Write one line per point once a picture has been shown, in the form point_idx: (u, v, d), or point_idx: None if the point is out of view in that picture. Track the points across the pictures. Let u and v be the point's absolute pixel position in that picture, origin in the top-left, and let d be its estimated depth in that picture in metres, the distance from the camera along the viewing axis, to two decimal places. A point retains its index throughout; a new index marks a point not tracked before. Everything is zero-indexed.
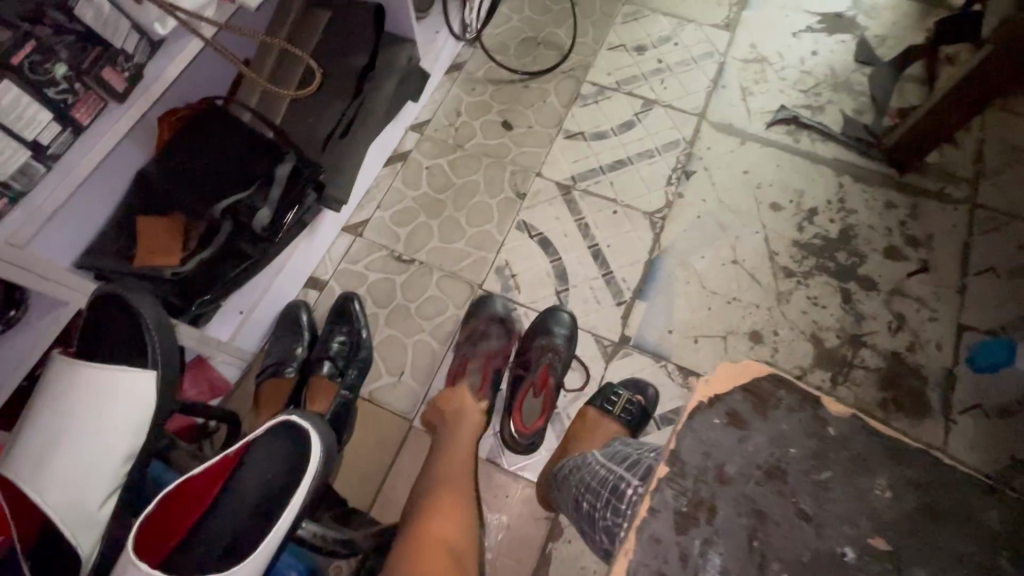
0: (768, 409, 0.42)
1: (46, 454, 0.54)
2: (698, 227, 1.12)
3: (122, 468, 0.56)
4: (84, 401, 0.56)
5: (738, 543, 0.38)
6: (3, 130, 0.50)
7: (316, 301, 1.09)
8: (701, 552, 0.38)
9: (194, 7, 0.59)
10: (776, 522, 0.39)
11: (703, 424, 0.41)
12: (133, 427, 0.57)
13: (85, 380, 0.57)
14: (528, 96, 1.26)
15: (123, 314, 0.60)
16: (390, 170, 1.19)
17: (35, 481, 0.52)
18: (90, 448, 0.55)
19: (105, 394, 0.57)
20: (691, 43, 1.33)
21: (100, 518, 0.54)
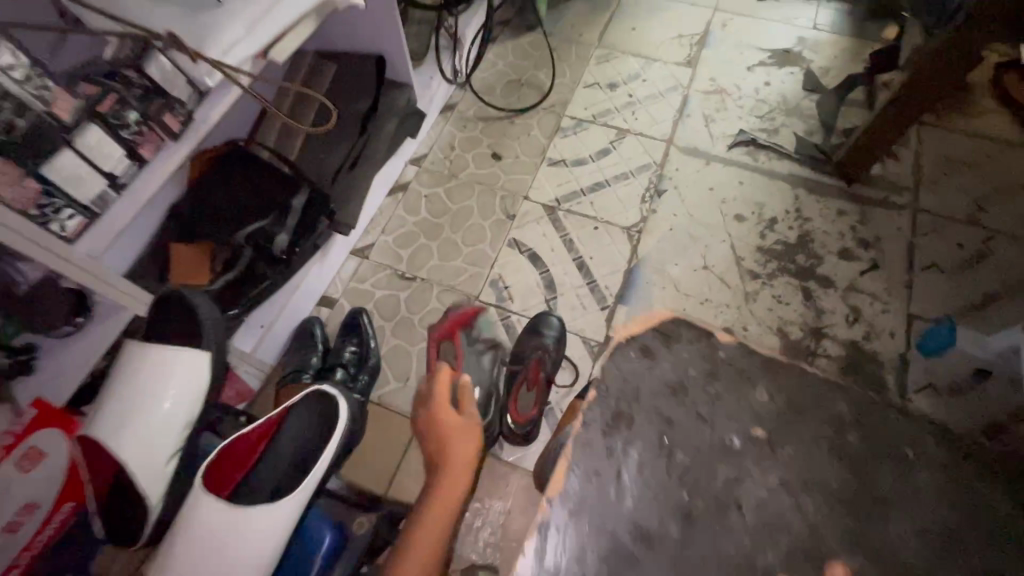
0: (671, 341, 0.52)
1: (122, 420, 0.61)
2: (670, 238, 1.25)
3: (181, 435, 0.64)
4: (154, 376, 0.63)
5: (649, 441, 0.47)
6: (88, 163, 0.62)
7: (328, 317, 1.20)
8: (623, 449, 0.47)
9: (237, 63, 0.71)
10: (680, 425, 0.48)
11: (621, 357, 0.52)
12: (190, 398, 0.65)
13: (148, 357, 0.64)
14: (514, 130, 1.41)
15: (173, 308, 0.67)
16: (392, 199, 1.33)
17: (112, 440, 0.60)
18: (154, 415, 0.62)
19: (166, 368, 0.63)
20: (658, 79, 1.49)
21: (163, 476, 0.61)
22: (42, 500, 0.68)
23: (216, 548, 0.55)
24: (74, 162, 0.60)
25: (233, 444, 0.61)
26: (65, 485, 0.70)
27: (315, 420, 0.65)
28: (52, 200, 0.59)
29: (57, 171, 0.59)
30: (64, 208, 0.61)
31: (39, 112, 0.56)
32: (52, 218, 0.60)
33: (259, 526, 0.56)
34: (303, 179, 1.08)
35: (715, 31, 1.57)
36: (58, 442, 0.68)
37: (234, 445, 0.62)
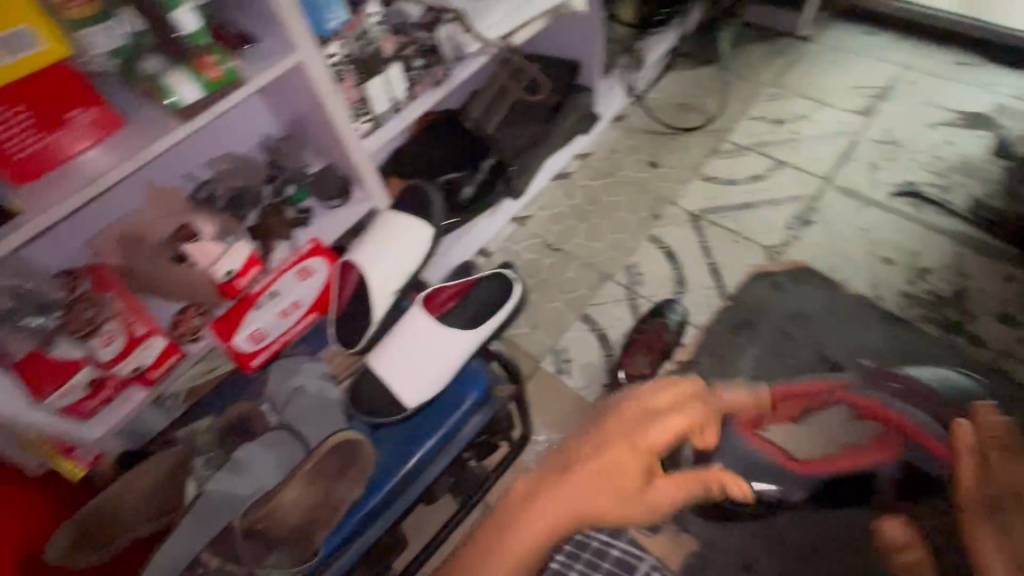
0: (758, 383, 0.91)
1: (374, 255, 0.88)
2: (810, 265, 1.28)
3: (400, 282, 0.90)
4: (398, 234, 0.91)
5: None
6: (387, 89, 0.88)
7: (483, 265, 1.41)
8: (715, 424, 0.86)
9: (492, 36, 0.95)
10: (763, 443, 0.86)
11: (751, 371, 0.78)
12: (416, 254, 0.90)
13: (400, 219, 0.92)
14: (675, 145, 1.55)
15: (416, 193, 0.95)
16: (554, 183, 1.52)
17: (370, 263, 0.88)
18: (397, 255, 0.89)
19: (411, 227, 0.91)
20: (828, 122, 1.54)
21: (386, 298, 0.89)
22: (302, 303, 0.88)
23: (421, 349, 0.83)
24: (382, 87, 0.87)
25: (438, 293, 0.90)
26: (318, 298, 0.90)
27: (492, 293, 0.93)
28: (362, 108, 0.87)
29: (373, 88, 0.86)
30: (366, 115, 0.89)
31: (377, 47, 0.84)
32: (358, 119, 0.88)
33: (454, 347, 0.84)
34: (493, 146, 1.34)
35: (898, 87, 1.57)
36: (320, 270, 0.89)
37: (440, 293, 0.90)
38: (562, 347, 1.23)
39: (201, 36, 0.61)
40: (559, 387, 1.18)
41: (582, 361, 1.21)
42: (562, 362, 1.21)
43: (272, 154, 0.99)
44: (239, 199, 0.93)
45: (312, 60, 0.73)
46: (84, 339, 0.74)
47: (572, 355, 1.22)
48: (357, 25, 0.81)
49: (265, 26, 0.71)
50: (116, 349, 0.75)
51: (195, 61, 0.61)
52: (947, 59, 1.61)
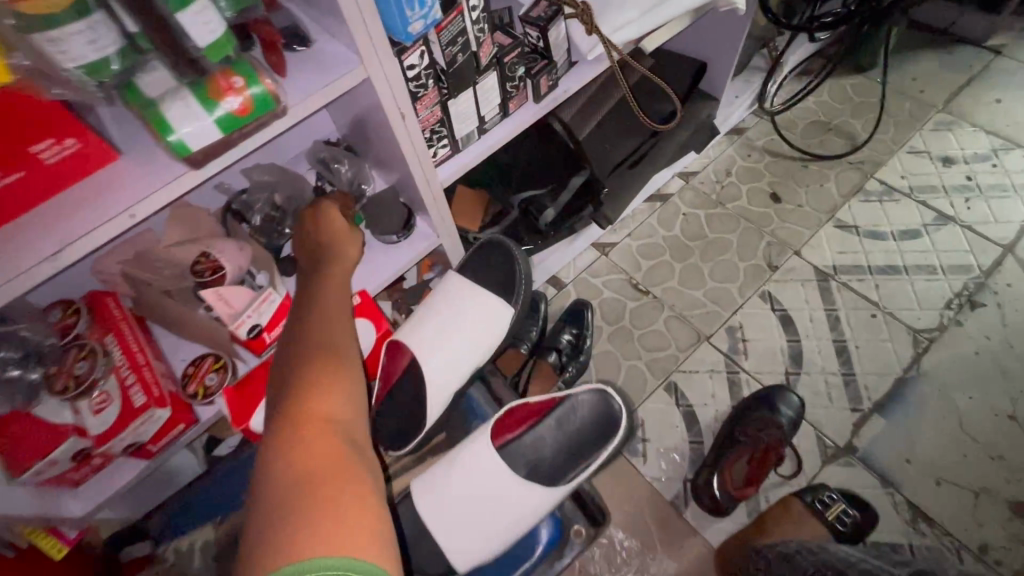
0: None
1: (436, 341, 0.68)
2: (973, 364, 1.00)
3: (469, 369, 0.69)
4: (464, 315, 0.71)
5: None
6: (475, 106, 0.66)
7: (552, 297, 1.20)
8: None
9: (620, 43, 0.71)
10: None
11: None
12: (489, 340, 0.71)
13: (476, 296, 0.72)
14: (806, 176, 1.26)
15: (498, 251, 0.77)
16: (648, 206, 1.27)
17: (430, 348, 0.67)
18: (467, 339, 0.69)
19: (489, 309, 0.71)
20: (1015, 169, 1.20)
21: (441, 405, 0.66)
22: None
23: (483, 499, 0.58)
24: (470, 104, 0.65)
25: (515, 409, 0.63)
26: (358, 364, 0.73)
27: (588, 417, 0.64)
28: (440, 130, 0.66)
29: (458, 105, 0.64)
30: (443, 139, 0.67)
31: (472, 53, 0.61)
32: (434, 144, 0.67)
33: (527, 507, 0.58)
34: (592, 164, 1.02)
35: None
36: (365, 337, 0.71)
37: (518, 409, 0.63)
38: (638, 420, 1.02)
39: (230, 42, 0.43)
40: (630, 473, 0.97)
41: (661, 443, 1.00)
42: (636, 440, 1.00)
43: (323, 166, 0.80)
44: (278, 220, 0.77)
45: (380, 75, 0.53)
46: (71, 399, 0.59)
47: (650, 432, 1.01)
48: (450, 26, 0.56)
49: (327, 20, 0.50)
50: (108, 417, 0.60)
51: (213, 81, 0.43)
52: None
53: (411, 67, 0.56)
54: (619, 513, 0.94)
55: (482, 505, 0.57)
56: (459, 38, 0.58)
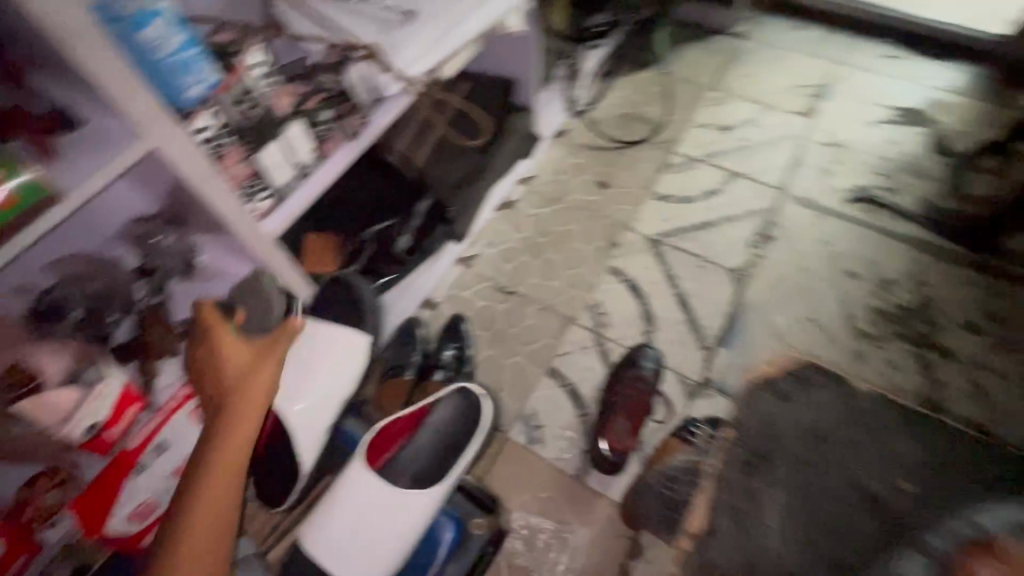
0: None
1: (297, 385, 0.73)
2: (779, 286, 1.22)
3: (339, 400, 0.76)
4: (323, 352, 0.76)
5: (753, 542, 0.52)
6: (287, 155, 0.69)
7: (429, 319, 1.24)
8: None
9: (416, 75, 0.77)
10: None
11: None
12: (352, 370, 0.77)
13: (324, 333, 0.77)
14: (623, 161, 1.44)
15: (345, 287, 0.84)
16: (499, 216, 1.37)
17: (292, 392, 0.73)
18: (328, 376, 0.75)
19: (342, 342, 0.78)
20: (774, 126, 1.49)
21: (315, 440, 0.74)
22: None
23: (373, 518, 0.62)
24: (280, 154, 0.67)
25: (388, 427, 0.70)
26: None
27: (455, 418, 0.74)
28: (257, 185, 0.67)
29: (267, 158, 0.66)
30: (263, 192, 0.69)
31: (268, 106, 0.64)
32: (253, 199, 0.68)
33: (412, 517, 0.63)
34: (431, 187, 1.12)
35: (833, 85, 1.55)
36: None
37: (389, 426, 0.70)
38: (531, 411, 1.10)
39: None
40: (533, 459, 1.04)
41: (556, 425, 1.07)
42: (533, 429, 1.07)
43: (143, 245, 0.77)
44: None
45: (168, 141, 0.55)
46: None
47: (544, 419, 1.08)
48: (236, 85, 0.60)
49: (98, 100, 0.52)
50: None
51: None
52: (876, 53, 1.60)
53: (202, 130, 0.59)
54: (532, 501, 1.00)
55: (369, 531, 0.62)
56: (247, 96, 0.62)
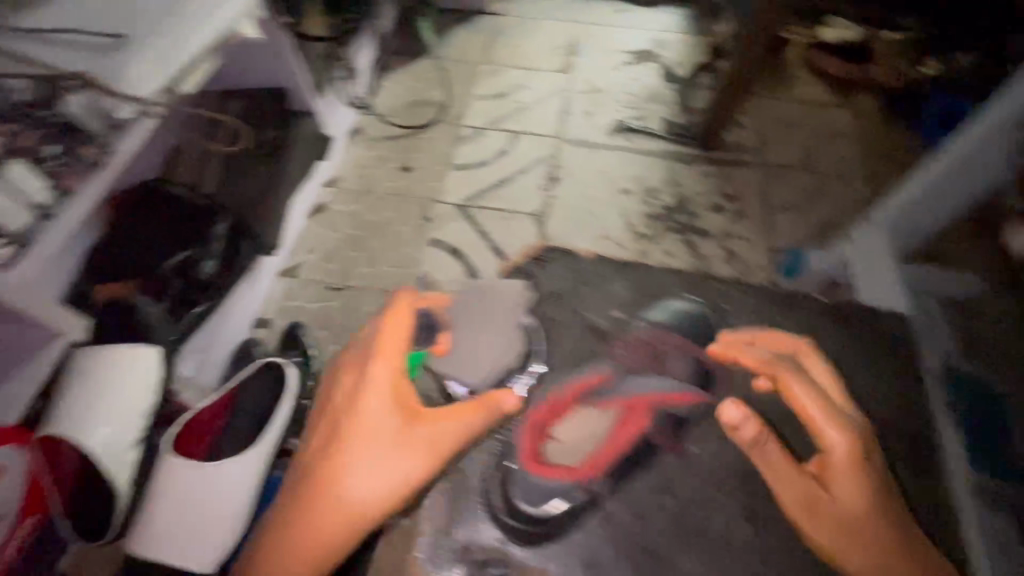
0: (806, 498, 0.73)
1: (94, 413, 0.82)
2: (571, 217, 1.42)
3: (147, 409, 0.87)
4: (476, 353, 0.80)
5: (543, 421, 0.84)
6: (14, 196, 0.67)
7: (266, 336, 1.26)
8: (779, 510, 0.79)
9: (149, 93, 0.78)
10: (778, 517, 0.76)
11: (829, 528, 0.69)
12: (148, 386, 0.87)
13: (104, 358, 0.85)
14: (418, 144, 1.56)
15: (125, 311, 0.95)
16: (312, 221, 1.41)
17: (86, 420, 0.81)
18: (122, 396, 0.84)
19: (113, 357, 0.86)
20: (540, 86, 1.70)
21: (128, 464, 0.84)
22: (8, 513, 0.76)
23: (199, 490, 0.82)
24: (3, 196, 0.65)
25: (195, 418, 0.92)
26: (28, 498, 0.79)
27: (263, 393, 0.96)
28: None
29: None
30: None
31: None
32: None
33: (235, 475, 0.84)
34: (224, 209, 1.10)
35: (582, 42, 1.81)
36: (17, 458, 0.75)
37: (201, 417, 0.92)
38: None
39: None
40: None
41: None
42: None
43: None
44: None
45: None
46: None
47: None
48: None
49: None
50: None
51: None
52: (609, 10, 1.89)
53: None
54: None
55: (200, 508, 0.82)
56: None
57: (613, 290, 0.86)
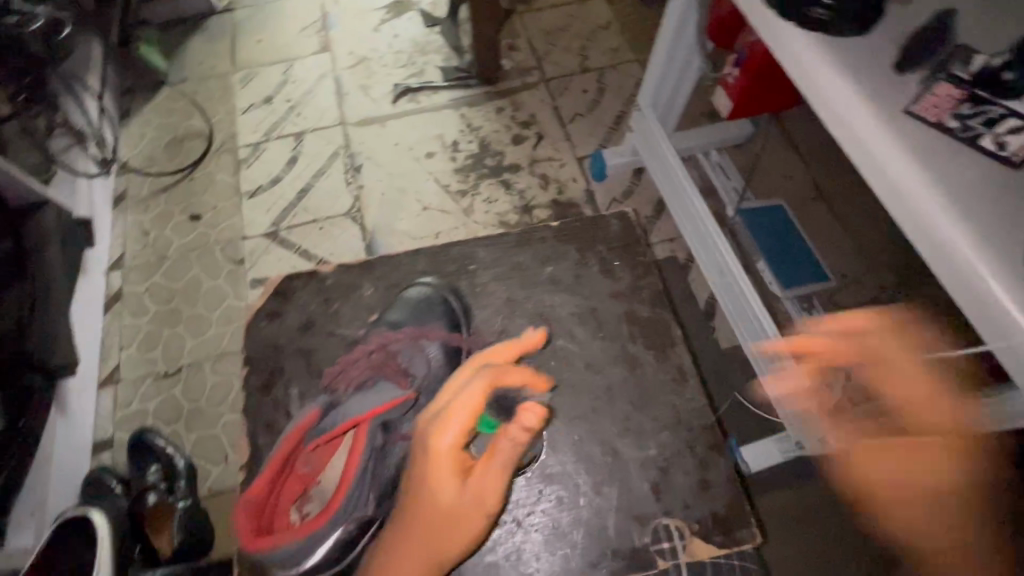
0: None
1: None
2: (386, 201, 1.37)
3: None
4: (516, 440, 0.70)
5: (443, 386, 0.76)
6: None
7: (112, 458, 1.13)
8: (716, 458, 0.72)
9: None
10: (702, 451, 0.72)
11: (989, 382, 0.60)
12: None
13: None
14: (198, 184, 1.41)
15: None
16: (113, 314, 1.26)
17: None
18: None
19: None
20: (304, 74, 1.57)
21: None
22: None
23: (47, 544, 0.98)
24: None
25: None
26: None
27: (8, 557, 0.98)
28: None
29: None
30: None
31: None
32: None
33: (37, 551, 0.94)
34: None
35: (331, 11, 1.68)
36: None
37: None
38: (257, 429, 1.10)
39: None
40: None
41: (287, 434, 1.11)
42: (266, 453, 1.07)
43: None
44: None
45: None
46: None
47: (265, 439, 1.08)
48: None
49: None
50: None
51: None
52: None
53: None
54: None
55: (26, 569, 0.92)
56: None
57: (411, 294, 0.81)
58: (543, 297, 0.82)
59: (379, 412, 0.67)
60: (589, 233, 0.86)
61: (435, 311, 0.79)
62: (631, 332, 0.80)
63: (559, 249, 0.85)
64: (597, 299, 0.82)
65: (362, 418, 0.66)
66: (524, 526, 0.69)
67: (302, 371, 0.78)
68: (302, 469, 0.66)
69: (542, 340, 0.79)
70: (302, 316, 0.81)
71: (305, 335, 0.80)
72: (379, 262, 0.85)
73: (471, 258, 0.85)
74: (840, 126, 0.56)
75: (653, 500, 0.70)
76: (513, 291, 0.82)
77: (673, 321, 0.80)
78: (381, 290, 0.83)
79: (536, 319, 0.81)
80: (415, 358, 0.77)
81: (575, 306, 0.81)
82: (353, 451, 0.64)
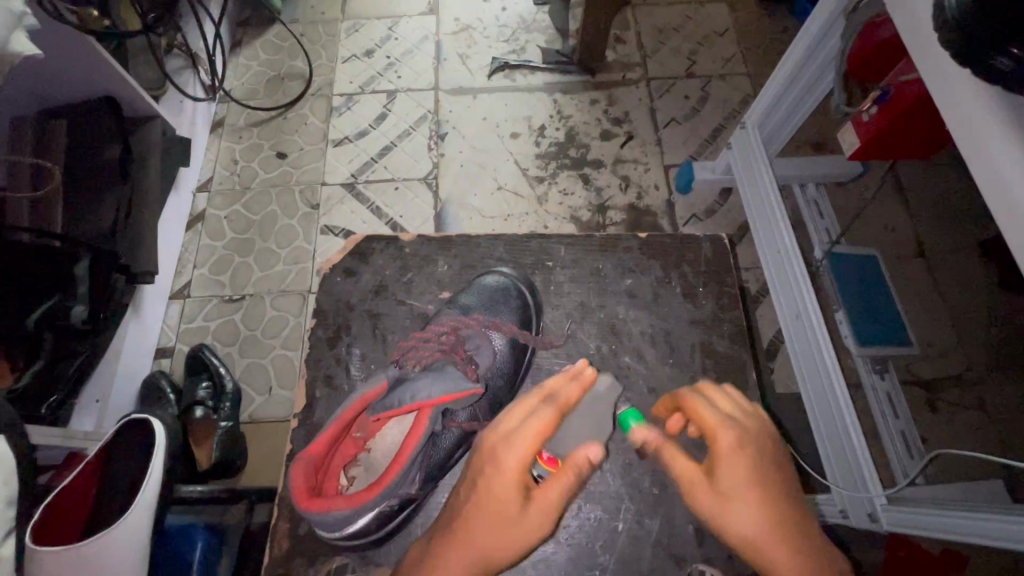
0: None
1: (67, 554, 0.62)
2: (464, 174, 1.37)
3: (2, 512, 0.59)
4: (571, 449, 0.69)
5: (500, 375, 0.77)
6: None
7: (171, 366, 1.21)
8: None
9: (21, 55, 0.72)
10: None
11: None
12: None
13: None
14: (290, 124, 1.46)
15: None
16: (192, 233, 1.33)
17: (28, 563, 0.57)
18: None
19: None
20: (407, 33, 1.58)
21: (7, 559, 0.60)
22: None
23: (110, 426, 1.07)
24: None
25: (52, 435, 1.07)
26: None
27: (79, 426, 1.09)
28: None
29: None
30: None
31: None
32: None
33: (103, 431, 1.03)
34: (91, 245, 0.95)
35: None
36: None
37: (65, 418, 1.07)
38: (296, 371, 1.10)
39: None
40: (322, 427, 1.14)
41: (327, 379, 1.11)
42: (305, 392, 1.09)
43: None
44: None
45: None
46: None
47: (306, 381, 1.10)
48: None
49: None
50: None
51: None
52: None
53: None
54: None
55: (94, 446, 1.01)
56: None
57: (485, 279, 0.81)
58: (618, 308, 0.80)
59: (446, 401, 0.64)
60: (678, 253, 0.83)
61: (509, 302, 0.79)
62: (703, 364, 0.77)
63: (642, 262, 0.82)
64: (672, 322, 0.79)
65: (425, 404, 0.64)
66: (557, 537, 0.69)
67: (368, 331, 0.80)
68: (358, 436, 0.67)
69: (608, 352, 0.78)
70: (374, 278, 0.83)
71: (376, 296, 0.82)
72: (458, 239, 0.85)
73: (550, 254, 0.84)
74: (1000, 185, 0.51)
75: (695, 543, 0.69)
76: (587, 297, 0.81)
77: (750, 362, 0.77)
78: (455, 268, 0.84)
79: (606, 330, 0.79)
80: (481, 346, 0.75)
81: (649, 326, 0.79)
82: (411, 439, 0.63)
